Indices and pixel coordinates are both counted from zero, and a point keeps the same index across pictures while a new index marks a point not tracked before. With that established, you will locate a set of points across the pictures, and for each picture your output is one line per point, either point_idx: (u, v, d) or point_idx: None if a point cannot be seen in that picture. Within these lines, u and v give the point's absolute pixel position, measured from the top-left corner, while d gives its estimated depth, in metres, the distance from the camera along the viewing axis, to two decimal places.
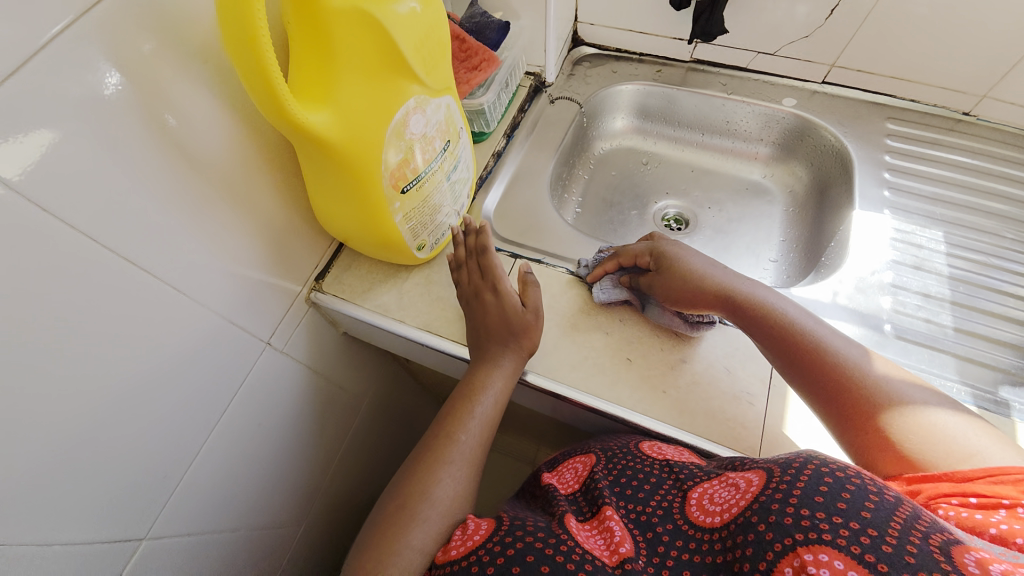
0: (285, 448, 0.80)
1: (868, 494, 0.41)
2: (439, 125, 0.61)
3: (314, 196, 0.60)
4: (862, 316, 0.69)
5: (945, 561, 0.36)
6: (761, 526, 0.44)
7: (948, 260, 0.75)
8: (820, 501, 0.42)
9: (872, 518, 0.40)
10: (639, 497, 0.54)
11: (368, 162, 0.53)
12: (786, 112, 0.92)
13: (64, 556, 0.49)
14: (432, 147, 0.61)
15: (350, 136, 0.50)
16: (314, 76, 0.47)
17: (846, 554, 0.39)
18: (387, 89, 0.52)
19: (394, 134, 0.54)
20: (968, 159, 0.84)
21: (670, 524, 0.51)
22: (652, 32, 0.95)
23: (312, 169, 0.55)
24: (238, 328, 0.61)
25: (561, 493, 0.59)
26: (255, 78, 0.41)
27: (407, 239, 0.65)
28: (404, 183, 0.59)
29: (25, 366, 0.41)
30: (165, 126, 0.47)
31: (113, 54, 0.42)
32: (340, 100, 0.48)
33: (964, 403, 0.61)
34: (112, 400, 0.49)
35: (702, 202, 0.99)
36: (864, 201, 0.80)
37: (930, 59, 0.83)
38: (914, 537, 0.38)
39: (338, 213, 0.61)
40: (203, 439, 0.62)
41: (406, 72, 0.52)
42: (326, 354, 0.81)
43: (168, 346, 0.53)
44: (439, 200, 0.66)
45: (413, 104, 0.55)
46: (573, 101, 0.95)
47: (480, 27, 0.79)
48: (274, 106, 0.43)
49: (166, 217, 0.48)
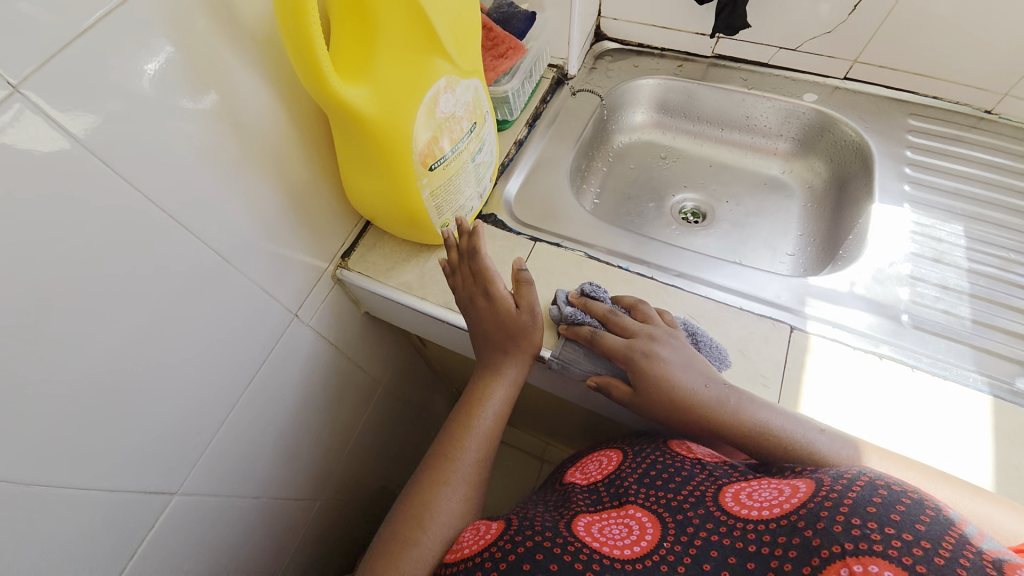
0: (308, 422, 0.82)
1: (924, 509, 0.41)
2: (467, 106, 0.64)
3: (347, 170, 0.63)
4: (878, 306, 0.69)
5: (996, 573, 0.36)
6: (805, 530, 0.44)
7: (969, 254, 0.75)
8: (872, 511, 0.42)
9: (926, 531, 0.40)
10: (670, 487, 0.56)
11: (400, 138, 0.56)
12: (807, 108, 0.93)
13: (106, 501, 0.51)
14: (460, 127, 0.64)
15: (384, 111, 0.53)
16: (354, 52, 0.50)
17: (895, 564, 0.38)
18: (420, 67, 0.54)
19: (425, 112, 0.57)
20: (990, 156, 0.84)
21: (702, 509, 0.52)
22: (674, 27, 0.96)
23: (346, 143, 0.58)
24: (270, 298, 0.64)
25: (580, 488, 0.63)
26: (301, 51, 0.44)
27: (432, 216, 0.68)
28: (433, 161, 0.61)
29: (82, 313, 0.44)
30: (216, 96, 0.49)
31: (173, 27, 0.43)
32: (376, 75, 0.51)
33: (980, 392, 0.61)
34: (155, 354, 0.51)
35: (721, 196, 1.00)
36: (884, 195, 0.80)
37: (953, 56, 0.84)
38: (968, 552, 0.38)
39: (367, 187, 0.64)
40: (234, 402, 0.64)
41: (439, 51, 0.55)
42: (349, 332, 0.83)
43: (207, 307, 0.55)
44: (464, 180, 0.69)
45: (443, 84, 0.58)
46: (594, 93, 0.97)
47: (507, 17, 0.81)
48: (316, 78, 0.47)
49: (212, 182, 0.51)
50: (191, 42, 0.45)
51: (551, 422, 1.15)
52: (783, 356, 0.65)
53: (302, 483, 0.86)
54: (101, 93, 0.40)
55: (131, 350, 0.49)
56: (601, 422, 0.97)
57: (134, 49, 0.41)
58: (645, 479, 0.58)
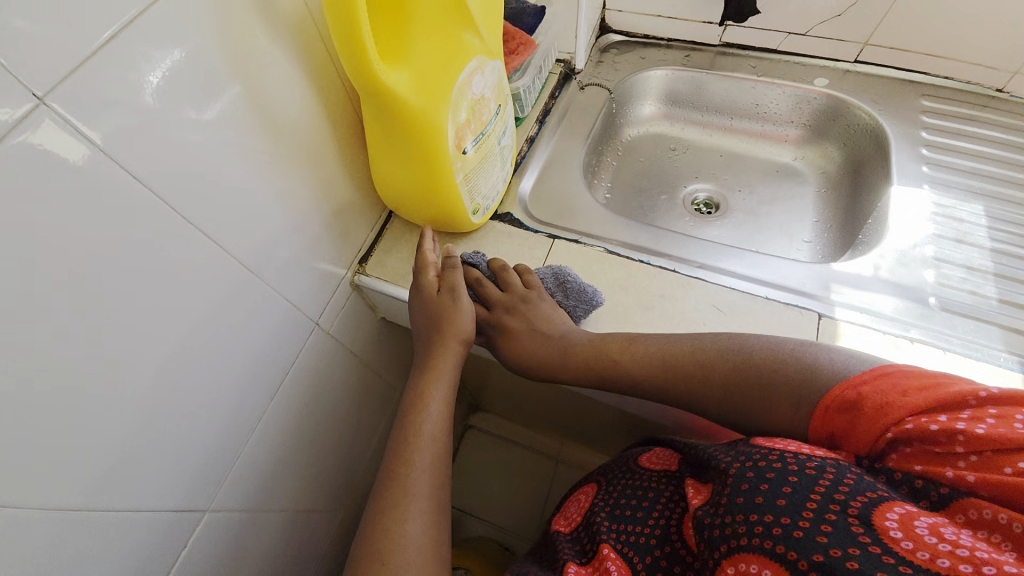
0: (329, 432, 0.81)
1: (786, 479, 0.43)
2: (493, 88, 0.63)
3: (376, 159, 0.63)
4: (904, 290, 0.68)
5: (864, 533, 0.37)
6: (706, 542, 0.44)
7: (990, 233, 0.74)
8: (742, 501, 0.43)
9: (786, 504, 0.41)
10: (636, 518, 0.56)
11: (438, 121, 0.56)
12: (819, 92, 0.92)
13: (139, 523, 0.50)
14: (488, 109, 0.64)
15: (424, 93, 0.53)
16: (390, 34, 0.50)
17: (765, 555, 0.39)
18: (454, 49, 0.54)
19: (459, 93, 0.57)
20: (1005, 134, 0.84)
21: (668, 547, 0.52)
22: (681, 17, 0.95)
23: (380, 130, 0.58)
24: (291, 307, 0.63)
25: (563, 534, 0.61)
26: (346, 32, 0.44)
27: (465, 202, 0.67)
28: (463, 145, 0.61)
29: (111, 333, 0.42)
30: (241, 99, 0.48)
31: (207, 23, 0.43)
32: (414, 58, 0.51)
33: (1012, 371, 0.61)
34: (183, 371, 0.50)
35: (733, 185, 0.99)
36: (902, 177, 0.80)
37: (965, 35, 0.83)
38: (830, 513, 0.39)
39: (399, 176, 0.64)
40: (258, 416, 0.63)
41: (471, 30, 0.55)
42: (367, 339, 0.82)
43: (232, 320, 0.54)
44: (491, 165, 0.69)
45: (474, 66, 0.58)
46: (603, 87, 0.95)
47: (516, 12, 0.80)
48: (361, 61, 0.46)
49: (235, 192, 0.50)
50: (212, 47, 0.44)
51: (569, 420, 1.14)
52: (813, 344, 0.64)
53: (324, 494, 0.85)
54: (125, 103, 0.39)
55: (159, 364, 0.48)
56: (623, 419, 0.96)
57: (156, 56, 0.40)
58: (614, 514, 0.57)
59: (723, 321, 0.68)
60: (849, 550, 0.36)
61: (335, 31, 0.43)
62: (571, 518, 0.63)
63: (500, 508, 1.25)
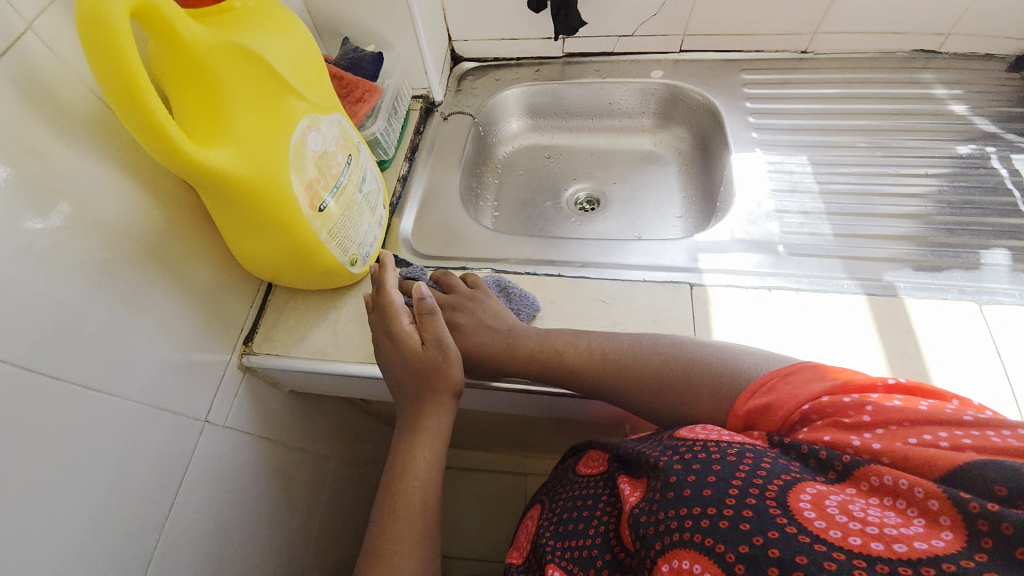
0: (256, 525, 0.76)
1: (710, 471, 0.41)
2: (337, 139, 0.63)
3: (232, 240, 0.61)
4: (756, 244, 0.76)
5: (781, 515, 0.36)
6: (638, 542, 0.42)
7: (818, 178, 0.85)
8: (671, 496, 0.41)
9: (711, 495, 0.39)
10: (575, 531, 0.54)
11: (282, 188, 0.55)
12: (657, 84, 1.01)
13: None
14: (337, 162, 0.63)
15: (258, 164, 0.52)
16: (204, 117, 0.50)
17: (699, 552, 0.37)
18: (277, 112, 0.54)
19: (297, 155, 0.56)
20: (816, 90, 0.96)
21: (608, 554, 0.49)
22: (522, 36, 1.01)
23: (220, 211, 0.56)
24: (170, 412, 0.59)
25: (517, 567, 0.59)
26: (147, 131, 0.42)
27: (339, 255, 0.66)
28: (323, 202, 0.61)
29: None
30: (50, 212, 0.46)
31: None
32: (236, 134, 0.51)
33: (856, 295, 0.70)
34: (41, 521, 0.45)
35: (606, 179, 1.06)
36: (738, 145, 0.89)
37: (763, 14, 0.94)
38: (750, 498, 0.38)
39: (260, 249, 0.61)
40: (157, 537, 0.58)
41: (290, 92, 0.55)
42: (276, 417, 0.79)
43: (96, 448, 0.50)
44: (358, 213, 0.68)
45: (307, 123, 0.58)
46: (465, 114, 0.99)
47: (356, 61, 0.82)
48: (172, 152, 0.44)
49: (62, 314, 0.47)
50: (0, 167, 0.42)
51: (515, 437, 1.15)
52: (690, 314, 0.69)
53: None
54: None
55: (18, 512, 0.43)
56: (561, 423, 0.98)
57: None
58: (557, 530, 0.55)
59: (608, 311, 0.72)
60: (771, 534, 0.35)
61: (132, 124, 0.42)
62: (522, 546, 0.61)
63: (472, 542, 1.23)
